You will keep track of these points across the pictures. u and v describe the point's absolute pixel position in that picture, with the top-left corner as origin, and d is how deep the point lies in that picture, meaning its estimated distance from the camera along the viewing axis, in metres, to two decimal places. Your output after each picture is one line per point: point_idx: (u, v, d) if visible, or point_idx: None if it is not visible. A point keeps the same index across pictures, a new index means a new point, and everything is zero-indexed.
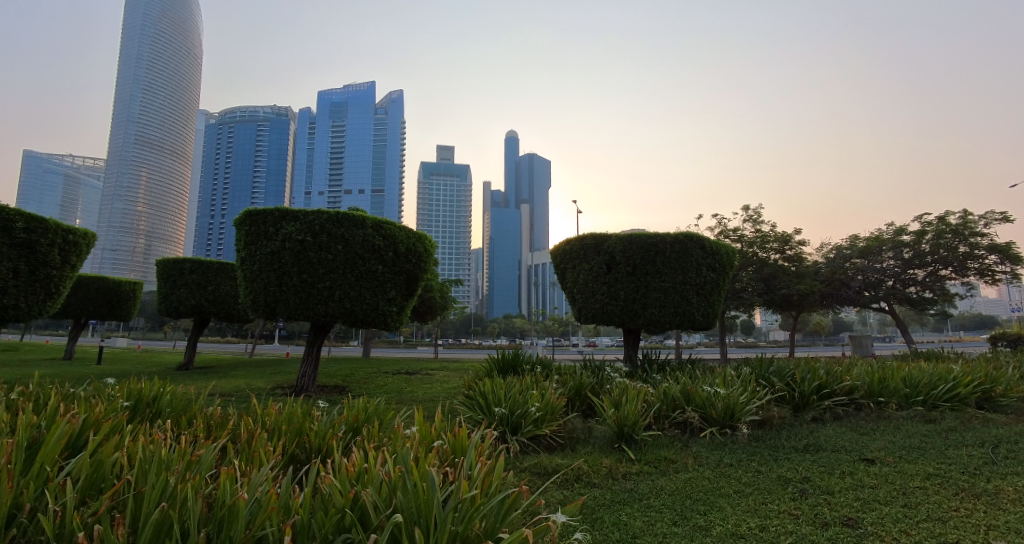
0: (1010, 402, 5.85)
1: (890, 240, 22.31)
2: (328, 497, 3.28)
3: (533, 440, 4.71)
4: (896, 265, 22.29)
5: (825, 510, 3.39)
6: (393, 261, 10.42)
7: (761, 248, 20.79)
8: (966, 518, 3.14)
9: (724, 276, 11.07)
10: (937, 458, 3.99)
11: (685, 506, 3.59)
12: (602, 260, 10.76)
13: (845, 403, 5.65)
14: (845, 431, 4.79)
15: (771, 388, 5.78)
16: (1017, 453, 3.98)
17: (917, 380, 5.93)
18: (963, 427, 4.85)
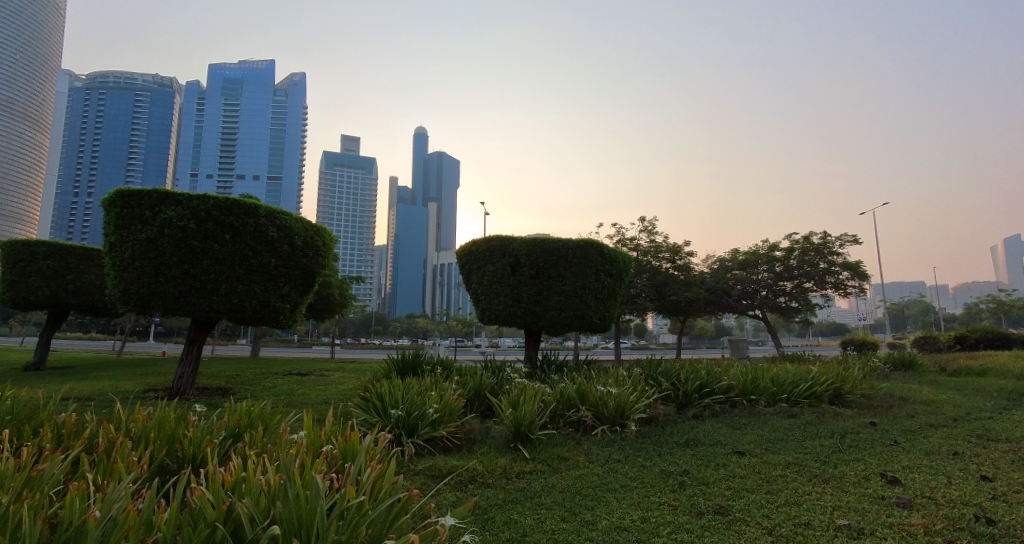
0: (854, 397, 6.60)
1: (765, 256, 24.73)
2: (198, 511, 2.91)
3: (430, 442, 4.60)
4: (769, 278, 24.71)
5: (700, 499, 3.60)
6: (288, 255, 9.86)
7: (654, 256, 22.09)
8: (817, 500, 3.48)
9: (620, 282, 11.67)
10: (797, 448, 4.39)
11: (574, 502, 3.65)
12: (506, 263, 10.88)
13: (722, 400, 6.10)
14: (720, 426, 5.15)
15: (659, 388, 6.14)
16: (858, 441, 4.51)
17: (782, 380, 6.54)
18: (818, 420, 5.40)
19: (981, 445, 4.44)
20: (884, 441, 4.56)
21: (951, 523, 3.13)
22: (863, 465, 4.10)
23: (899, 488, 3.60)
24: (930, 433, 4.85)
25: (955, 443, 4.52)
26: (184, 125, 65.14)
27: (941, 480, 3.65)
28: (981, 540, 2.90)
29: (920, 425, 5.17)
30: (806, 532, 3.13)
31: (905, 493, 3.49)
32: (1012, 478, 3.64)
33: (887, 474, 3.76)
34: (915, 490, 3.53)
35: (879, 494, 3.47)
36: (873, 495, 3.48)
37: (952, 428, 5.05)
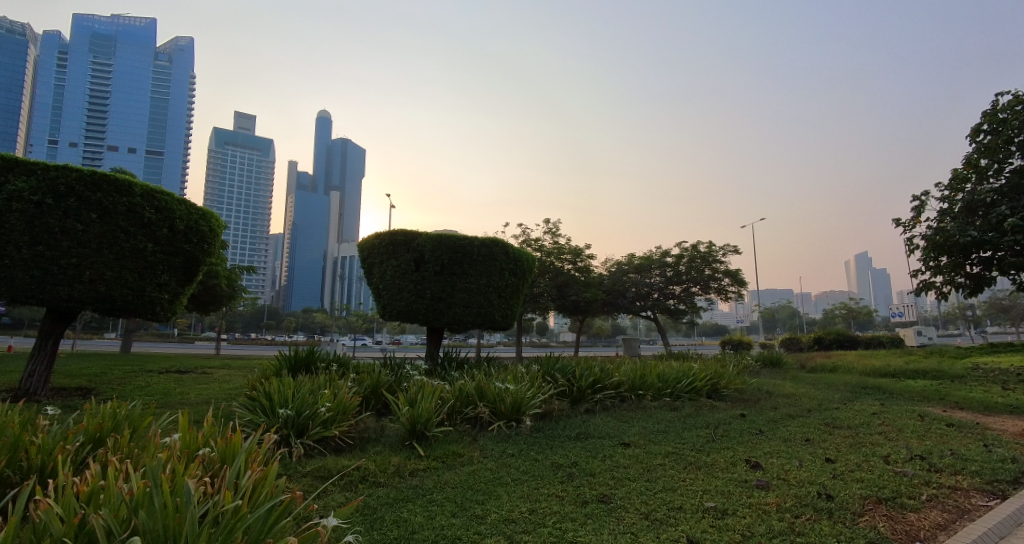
0: (728, 391, 7.21)
1: (658, 261, 26.54)
2: (39, 526, 2.46)
3: (320, 442, 4.40)
4: (660, 281, 26.52)
5: (586, 489, 3.76)
6: (167, 239, 9.03)
7: (557, 257, 22.77)
8: (689, 485, 3.84)
9: (524, 281, 12.02)
10: (676, 439, 4.72)
11: (466, 498, 3.64)
12: (411, 258, 10.64)
13: (612, 395, 6.43)
14: (609, 419, 5.42)
15: (556, 384, 6.31)
16: (729, 431, 4.94)
17: (668, 376, 6.99)
18: (696, 413, 5.85)
19: (827, 431, 5.08)
20: (751, 430, 5.04)
21: (799, 500, 3.67)
22: (732, 452, 4.55)
23: (760, 471, 4.08)
24: (787, 422, 5.45)
25: (806, 430, 5.14)
26: (36, 83, 57.01)
27: (793, 463, 4.22)
28: (820, 513, 3.50)
29: (782, 415, 5.77)
30: (678, 514, 3.47)
31: (764, 477, 3.96)
32: (848, 459, 4.29)
33: (751, 460, 4.23)
34: (772, 472, 4.04)
35: (743, 478, 3.93)
36: (738, 479, 3.93)
37: (806, 417, 5.70)
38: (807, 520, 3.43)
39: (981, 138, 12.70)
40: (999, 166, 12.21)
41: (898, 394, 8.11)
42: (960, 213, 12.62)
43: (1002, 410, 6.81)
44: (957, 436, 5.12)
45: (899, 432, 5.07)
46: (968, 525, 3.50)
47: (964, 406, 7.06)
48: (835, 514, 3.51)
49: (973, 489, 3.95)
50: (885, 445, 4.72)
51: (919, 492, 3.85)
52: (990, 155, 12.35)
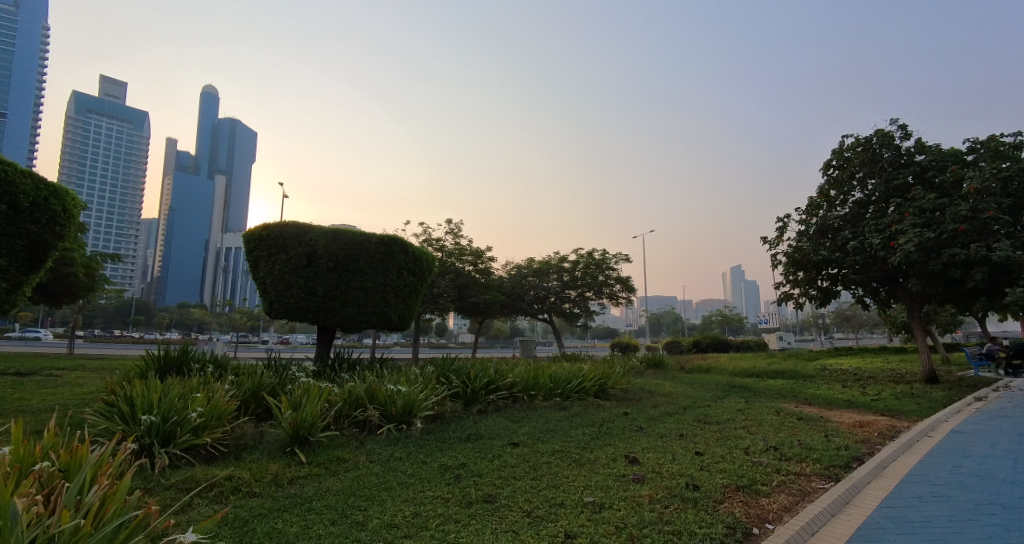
0: (614, 391, 7.62)
1: (556, 266, 27.52)
2: None
3: (189, 451, 4.04)
4: (557, 285, 27.43)
5: (471, 490, 3.82)
6: (7, 218, 7.88)
7: (458, 259, 22.66)
8: (572, 482, 4.03)
9: (423, 281, 11.97)
10: (563, 437, 4.90)
11: (347, 504, 3.51)
12: (302, 252, 10.16)
13: (505, 396, 6.57)
14: (501, 420, 5.51)
15: (449, 385, 6.30)
16: (612, 428, 5.23)
17: (559, 377, 7.29)
18: (584, 411, 6.13)
19: (699, 427, 5.55)
20: (632, 427, 5.37)
21: (669, 491, 3.99)
22: (614, 448, 4.82)
23: (637, 465, 4.37)
24: (664, 419, 5.88)
25: (681, 426, 5.57)
26: None
27: (667, 457, 4.55)
28: (686, 503, 3.83)
29: (660, 413, 6.22)
30: (559, 510, 3.63)
31: (641, 471, 4.25)
32: (714, 451, 4.71)
33: (630, 454, 4.51)
34: (648, 466, 4.33)
35: (621, 472, 4.19)
36: (617, 473, 4.18)
37: (681, 414, 6.19)
38: (674, 510, 3.74)
39: (832, 171, 14.56)
40: (844, 198, 14.11)
41: (759, 392, 9.10)
42: (814, 235, 14.38)
43: (839, 404, 7.90)
44: (804, 428, 5.84)
45: (758, 426, 5.66)
46: (807, 506, 4.01)
47: (810, 402, 8.08)
48: (700, 503, 3.85)
49: (814, 474, 4.52)
50: (746, 437, 5.24)
51: (771, 478, 4.32)
52: (839, 187, 14.20)
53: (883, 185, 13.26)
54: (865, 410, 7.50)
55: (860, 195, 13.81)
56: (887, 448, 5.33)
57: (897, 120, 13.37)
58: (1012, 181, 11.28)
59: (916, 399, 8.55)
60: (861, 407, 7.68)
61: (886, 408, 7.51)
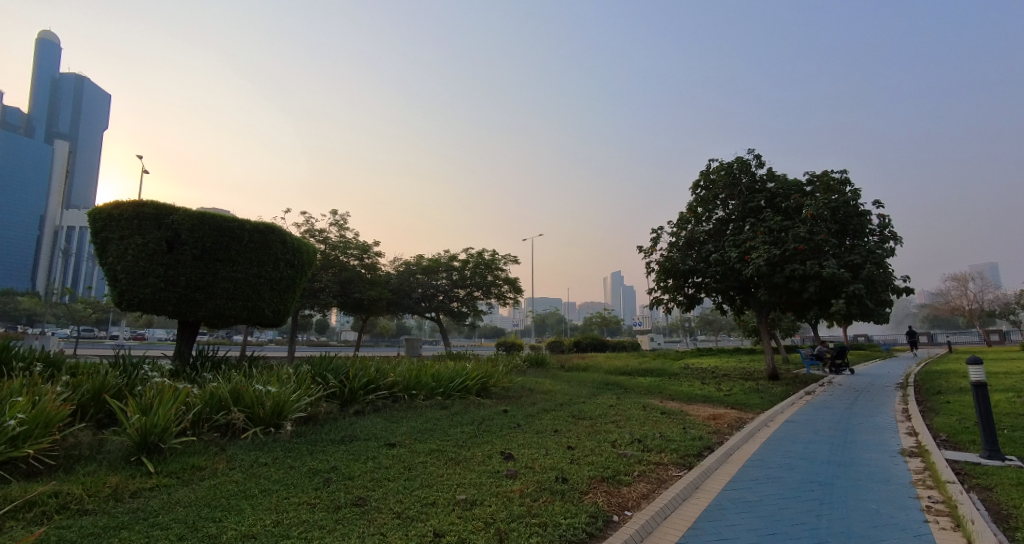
0: (496, 389, 7.91)
1: (445, 264, 27.58)
2: None
3: (3, 466, 3.52)
4: (446, 284, 27.81)
5: (341, 494, 3.76)
6: None
7: (342, 253, 22.06)
8: (446, 480, 4.15)
9: (303, 274, 11.77)
10: (441, 436, 5.00)
11: (198, 516, 3.25)
12: (162, 237, 9.41)
13: (385, 396, 6.50)
14: (378, 420, 5.49)
15: (325, 386, 6.14)
16: (491, 426, 5.41)
17: (442, 376, 7.39)
18: (464, 410, 6.25)
19: (573, 422, 5.91)
20: (510, 425, 5.60)
21: (539, 485, 4.21)
22: (490, 445, 5.00)
23: (511, 461, 4.57)
24: (541, 416, 6.20)
25: (557, 422, 5.93)
26: None
27: (540, 452, 4.79)
28: (555, 495, 4.06)
29: (538, 410, 6.51)
30: (430, 510, 3.68)
31: (515, 466, 4.46)
32: (584, 444, 5.06)
33: (506, 452, 4.70)
34: (522, 462, 4.54)
35: (495, 469, 4.36)
36: (491, 470, 4.36)
37: (557, 411, 6.56)
38: (543, 502, 3.95)
39: (700, 191, 15.92)
40: (709, 215, 15.52)
41: (631, 389, 9.87)
42: (682, 246, 15.66)
43: (698, 398, 8.84)
44: (666, 421, 6.46)
45: (626, 420, 6.15)
46: (662, 492, 4.43)
47: (674, 397, 8.93)
48: (567, 494, 4.10)
49: (672, 463, 4.99)
50: (615, 431, 5.65)
51: (633, 469, 4.70)
52: (705, 206, 15.59)
53: (741, 205, 14.79)
54: (718, 404, 8.47)
55: (723, 214, 15.28)
56: (734, 438, 6.04)
57: (753, 150, 14.91)
58: (839, 211, 13.14)
59: (760, 393, 9.79)
60: (715, 401, 8.66)
61: (735, 402, 8.52)
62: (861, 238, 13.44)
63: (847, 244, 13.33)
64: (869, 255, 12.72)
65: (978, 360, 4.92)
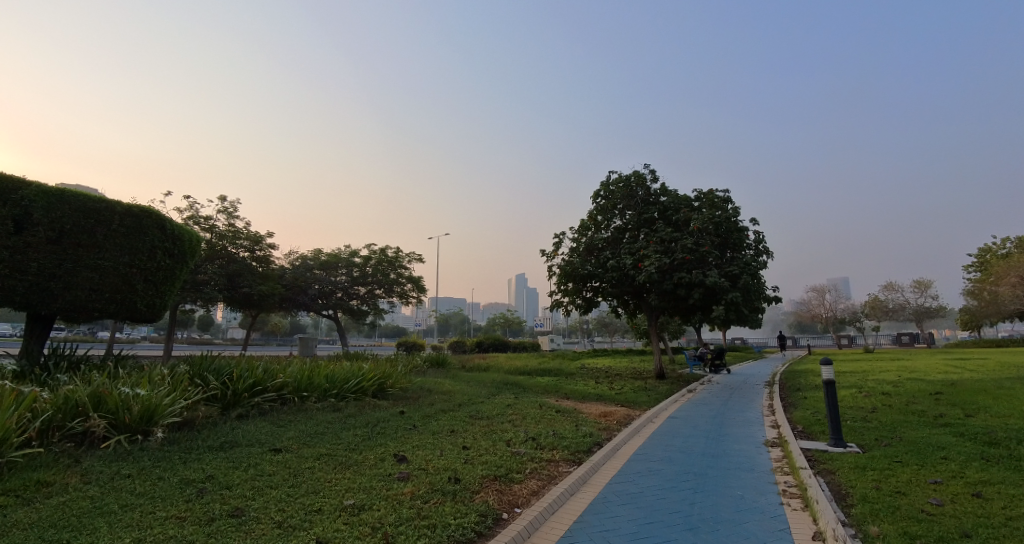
0: (393, 390, 8.23)
1: (346, 261, 28.54)
2: None
3: None
4: (346, 281, 28.61)
5: (216, 506, 3.57)
6: None
7: (231, 242, 21.24)
8: (334, 486, 4.12)
9: (184, 266, 11.32)
10: (331, 439, 5.03)
11: (41, 537, 2.89)
12: (10, 218, 8.58)
13: (273, 398, 6.56)
14: (264, 425, 5.41)
15: (204, 388, 6.06)
16: (385, 428, 5.47)
17: (336, 377, 7.55)
18: (358, 412, 6.33)
19: (470, 423, 6.13)
20: (406, 426, 5.74)
21: (430, 486, 4.27)
22: (384, 448, 5.07)
23: (405, 463, 4.60)
24: (438, 416, 6.35)
25: (453, 423, 6.09)
26: None
27: (435, 453, 4.87)
28: (445, 496, 4.13)
29: (436, 410, 6.65)
30: (314, 517, 3.58)
31: (406, 468, 4.53)
32: (479, 444, 5.22)
33: (398, 454, 4.74)
34: (415, 463, 4.59)
35: (387, 472, 4.39)
36: (382, 473, 4.38)
37: (455, 411, 6.71)
38: (433, 504, 3.99)
39: (600, 200, 16.59)
40: (607, 223, 16.30)
41: (529, 388, 10.30)
42: (582, 252, 16.28)
43: (591, 396, 9.37)
44: (560, 420, 6.83)
45: (522, 419, 6.43)
46: (551, 487, 4.62)
47: (569, 396, 9.43)
48: (457, 495, 4.17)
49: (562, 460, 5.25)
50: (510, 430, 5.88)
51: (525, 467, 4.87)
52: (604, 214, 16.26)
53: (637, 216, 15.71)
54: (611, 402, 9.00)
55: (619, 223, 16.13)
56: (621, 434, 6.47)
57: (649, 165, 15.91)
58: (722, 226, 14.51)
59: (650, 391, 10.54)
60: (607, 399, 9.21)
61: (625, 400, 9.10)
62: (739, 251, 14.93)
63: (727, 256, 14.75)
64: (745, 267, 14.20)
65: (830, 361, 5.53)
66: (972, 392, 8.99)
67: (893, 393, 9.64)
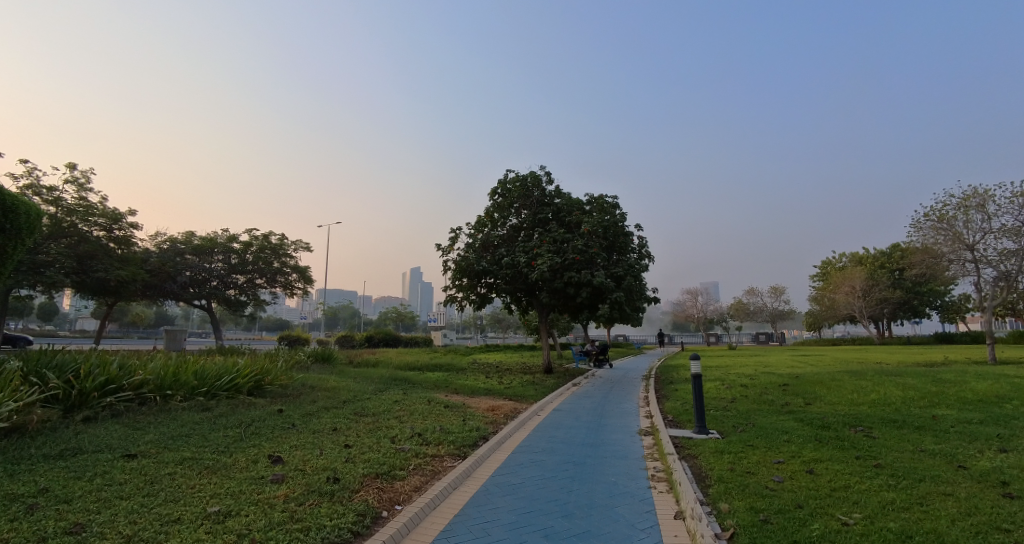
0: (272, 387, 8.37)
1: (222, 247, 29.70)
2: None
3: None
4: (222, 268, 29.81)
5: (48, 523, 3.17)
6: None
7: (82, 219, 19.80)
8: (198, 492, 3.87)
9: (17, 242, 9.88)
10: (198, 442, 4.82)
11: None
12: None
13: (129, 398, 6.34)
14: (118, 429, 5.05)
15: (43, 388, 5.70)
16: (260, 428, 5.39)
17: (207, 374, 7.52)
18: (229, 412, 6.27)
19: (354, 420, 6.23)
20: (284, 425, 5.71)
21: (306, 487, 4.17)
22: (258, 449, 4.95)
23: (280, 465, 4.51)
24: (320, 413, 6.46)
25: (336, 421, 6.16)
26: None
27: (314, 453, 4.84)
28: (322, 497, 4.03)
29: (318, 408, 6.72)
30: (171, 528, 3.30)
31: (282, 470, 4.40)
32: (361, 442, 5.26)
33: (273, 455, 4.63)
34: (291, 465, 4.51)
35: (259, 475, 4.24)
36: (254, 476, 4.22)
37: (339, 409, 6.82)
38: (308, 506, 3.87)
39: (497, 197, 16.84)
40: (504, 221, 16.58)
41: (418, 384, 10.55)
42: (478, 248, 16.39)
43: (480, 391, 9.75)
44: (448, 415, 7.06)
45: (409, 415, 6.63)
46: (434, 482, 4.70)
47: (459, 391, 9.75)
48: (336, 495, 4.10)
49: (447, 454, 5.38)
50: (396, 427, 6.02)
51: (409, 463, 4.93)
52: (500, 212, 16.53)
53: (531, 216, 16.18)
54: (499, 396, 9.35)
55: (515, 222, 16.50)
56: (507, 427, 6.78)
57: (545, 167, 16.42)
58: (609, 230, 15.42)
59: (537, 385, 11.03)
60: (495, 393, 9.58)
61: (513, 394, 9.53)
62: (625, 254, 15.95)
63: (614, 259, 15.69)
64: (629, 269, 15.19)
65: (699, 357, 6.09)
66: (810, 383, 10.46)
67: (748, 384, 10.95)
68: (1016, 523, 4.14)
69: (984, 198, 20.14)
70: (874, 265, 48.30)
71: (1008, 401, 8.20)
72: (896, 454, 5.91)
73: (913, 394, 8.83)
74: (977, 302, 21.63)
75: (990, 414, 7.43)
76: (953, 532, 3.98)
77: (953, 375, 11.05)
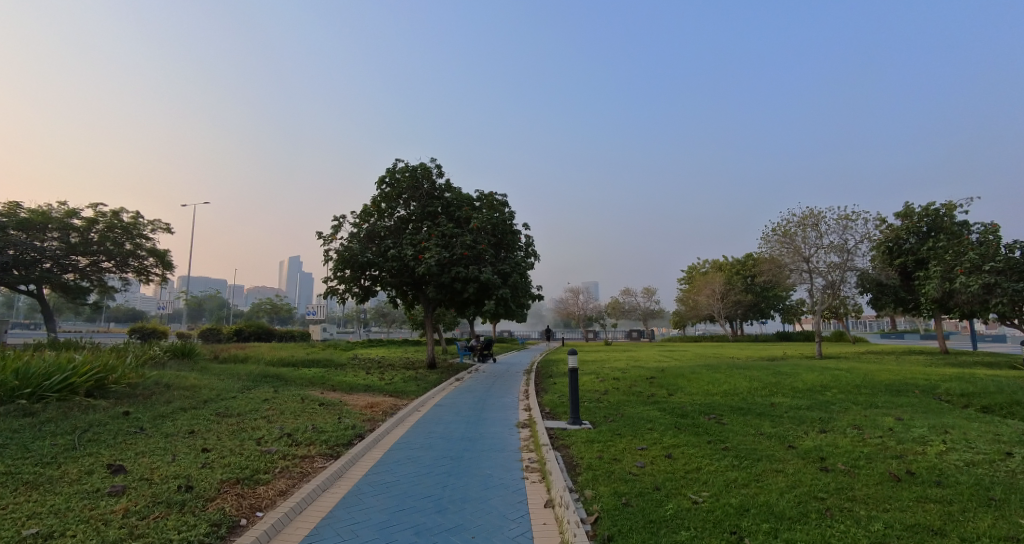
0: (116, 387, 7.68)
1: (59, 223, 25.99)
2: None
3: None
4: (58, 249, 26.14)
5: None
6: None
7: None
8: (10, 514, 3.37)
9: None
10: (16, 454, 4.28)
11: None
12: None
13: None
14: None
15: None
16: (100, 436, 4.95)
17: (33, 372, 6.75)
18: (59, 417, 5.71)
19: (215, 422, 5.94)
20: (129, 430, 5.27)
21: (152, 498, 3.82)
22: (95, 459, 4.50)
23: (121, 475, 4.13)
24: (175, 416, 6.09)
25: (193, 423, 5.81)
26: None
27: (164, 460, 4.50)
28: (171, 508, 3.72)
29: (174, 409, 6.35)
30: None
31: (122, 481, 4.02)
32: (222, 446, 5.00)
33: (115, 465, 4.25)
34: (135, 475, 4.14)
35: (95, 489, 3.82)
36: (87, 490, 3.80)
37: (197, 409, 6.44)
38: (152, 519, 3.53)
39: (385, 187, 16.35)
40: (391, 211, 16.17)
41: (292, 381, 10.12)
42: (363, 238, 15.81)
43: (360, 388, 9.57)
44: (322, 413, 6.88)
45: (280, 414, 6.46)
46: (302, 485, 4.56)
47: (337, 388, 9.48)
48: (187, 505, 3.80)
49: (319, 455, 5.25)
50: (262, 428, 5.82)
51: (276, 466, 4.75)
52: (388, 202, 16.09)
53: (420, 208, 15.92)
54: (379, 392, 9.23)
55: (403, 214, 16.16)
56: (384, 425, 6.76)
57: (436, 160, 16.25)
58: (497, 227, 15.67)
59: (420, 381, 11.04)
60: (376, 390, 9.46)
61: (395, 390, 9.44)
62: (512, 251, 16.31)
63: (501, 256, 15.98)
64: (515, 266, 15.54)
65: (575, 352, 6.46)
66: (674, 376, 11.53)
67: (621, 377, 11.83)
68: (827, 492, 4.94)
69: (817, 218, 22.94)
70: (732, 271, 54.18)
71: (828, 389, 9.68)
72: (741, 437, 6.75)
73: (757, 385, 10.10)
74: (811, 305, 24.92)
75: (815, 400, 8.73)
76: (779, 503, 4.64)
77: (788, 368, 12.81)
